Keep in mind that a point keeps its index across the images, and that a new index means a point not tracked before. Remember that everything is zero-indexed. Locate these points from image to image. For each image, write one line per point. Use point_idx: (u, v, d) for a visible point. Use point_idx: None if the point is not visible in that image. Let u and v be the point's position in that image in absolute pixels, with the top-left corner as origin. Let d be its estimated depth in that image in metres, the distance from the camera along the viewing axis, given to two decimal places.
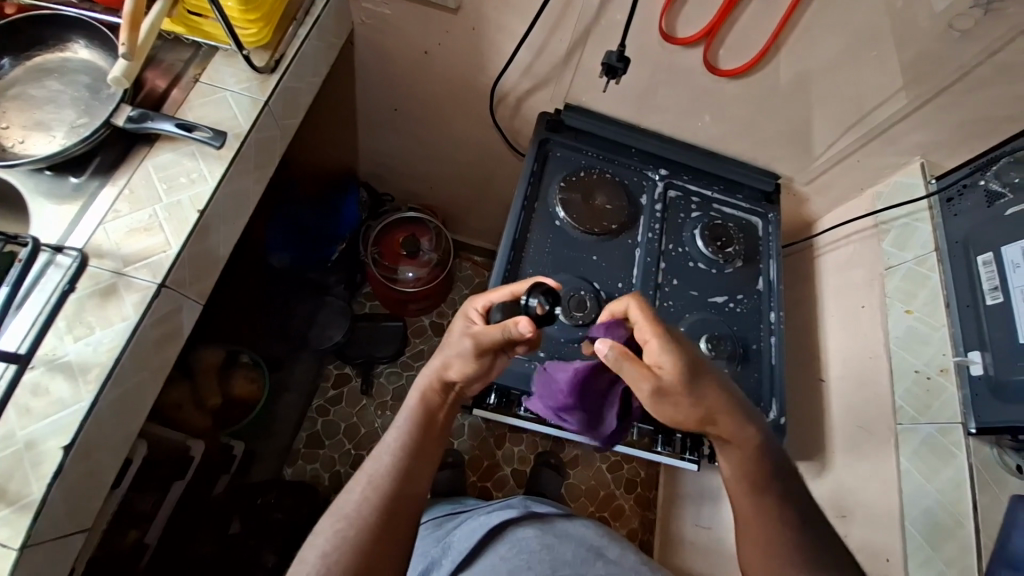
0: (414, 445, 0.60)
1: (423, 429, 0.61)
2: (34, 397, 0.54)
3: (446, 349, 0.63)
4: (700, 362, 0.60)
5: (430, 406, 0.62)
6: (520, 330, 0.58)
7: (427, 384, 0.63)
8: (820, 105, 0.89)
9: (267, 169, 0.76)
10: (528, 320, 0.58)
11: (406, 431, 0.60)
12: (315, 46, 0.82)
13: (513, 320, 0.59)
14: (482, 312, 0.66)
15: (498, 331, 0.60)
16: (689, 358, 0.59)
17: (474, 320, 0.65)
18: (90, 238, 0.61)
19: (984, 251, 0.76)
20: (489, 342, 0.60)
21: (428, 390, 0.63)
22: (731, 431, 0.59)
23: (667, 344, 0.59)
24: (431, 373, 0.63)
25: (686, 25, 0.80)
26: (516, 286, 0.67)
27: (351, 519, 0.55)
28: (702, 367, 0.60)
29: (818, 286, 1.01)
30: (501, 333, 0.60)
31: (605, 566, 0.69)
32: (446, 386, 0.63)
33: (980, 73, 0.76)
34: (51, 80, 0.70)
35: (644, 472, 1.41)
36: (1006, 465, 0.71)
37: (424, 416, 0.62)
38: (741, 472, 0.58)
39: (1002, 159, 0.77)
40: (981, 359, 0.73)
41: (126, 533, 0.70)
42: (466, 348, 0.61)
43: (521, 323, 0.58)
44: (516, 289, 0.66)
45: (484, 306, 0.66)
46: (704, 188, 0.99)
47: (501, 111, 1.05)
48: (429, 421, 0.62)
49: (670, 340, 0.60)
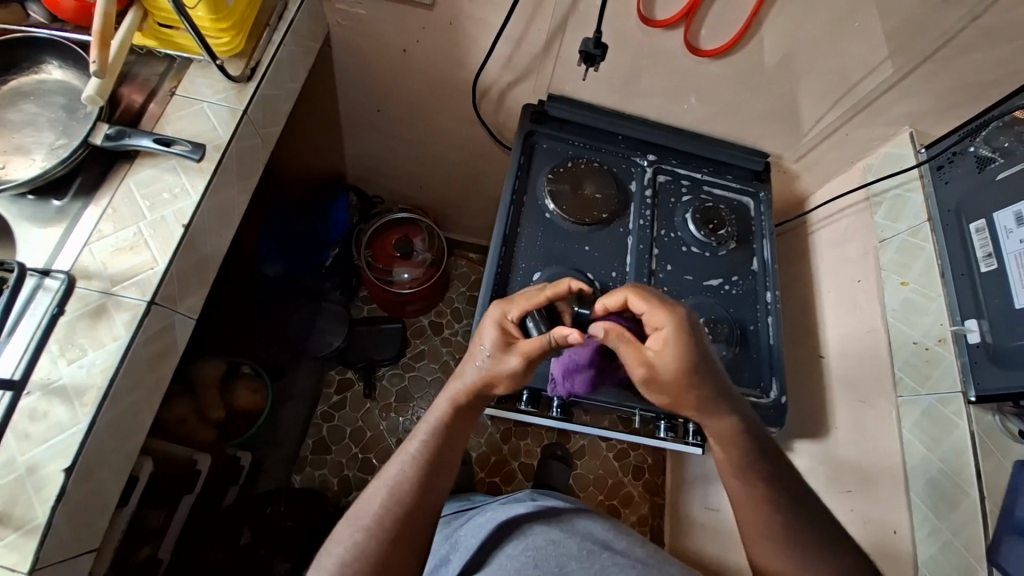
0: (435, 453, 0.60)
1: (448, 439, 0.61)
2: (31, 422, 0.54)
3: (483, 363, 0.62)
4: (703, 364, 0.57)
5: (458, 414, 0.62)
6: (570, 341, 0.57)
7: (457, 395, 0.62)
8: (805, 80, 0.88)
9: (250, 179, 0.75)
10: (577, 334, 0.57)
11: (430, 444, 0.60)
12: (290, 51, 0.81)
13: (560, 332, 0.58)
14: (519, 320, 0.65)
15: (544, 343, 0.60)
16: (694, 358, 0.57)
17: (511, 331, 0.63)
18: (77, 260, 0.60)
19: (976, 218, 0.76)
20: (534, 356, 0.60)
21: (459, 402, 0.62)
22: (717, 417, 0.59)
23: (678, 338, 0.57)
24: (463, 384, 0.62)
25: (664, 7, 0.79)
26: (552, 290, 0.65)
27: (367, 526, 0.55)
28: (703, 370, 0.58)
29: (813, 263, 1.01)
30: (547, 344, 0.60)
31: (611, 557, 0.65)
32: (480, 396, 0.63)
33: (964, 38, 0.75)
34: (27, 103, 0.69)
35: (651, 458, 1.42)
36: (1009, 431, 0.71)
37: (450, 428, 0.61)
38: (737, 451, 0.59)
39: (991, 124, 0.76)
40: (977, 327, 0.73)
41: (139, 549, 0.70)
42: (505, 361, 0.61)
43: (571, 334, 0.57)
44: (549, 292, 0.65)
45: (520, 315, 0.65)
46: (693, 171, 0.98)
47: (485, 106, 1.04)
48: (455, 428, 0.62)
49: (678, 336, 0.57)
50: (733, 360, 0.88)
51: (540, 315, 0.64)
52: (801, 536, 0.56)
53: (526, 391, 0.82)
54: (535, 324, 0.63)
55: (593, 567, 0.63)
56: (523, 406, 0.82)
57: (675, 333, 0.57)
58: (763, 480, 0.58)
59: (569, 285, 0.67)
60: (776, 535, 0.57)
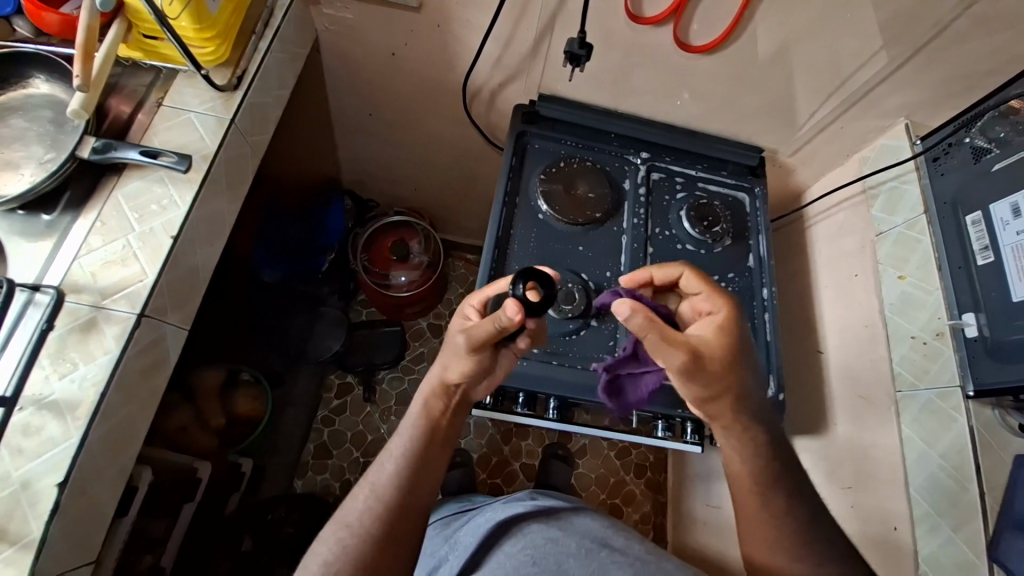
0: (415, 450, 0.59)
1: (430, 435, 0.60)
2: (25, 437, 0.54)
3: (444, 351, 0.63)
4: (746, 350, 0.58)
5: (446, 408, 0.62)
6: (508, 315, 0.53)
7: (429, 387, 0.62)
8: (798, 73, 0.87)
9: (239, 188, 0.75)
10: (516, 304, 0.53)
11: (411, 437, 0.60)
12: (278, 58, 0.80)
13: (501, 309, 0.55)
14: (479, 308, 0.65)
15: (489, 324, 0.57)
16: (738, 347, 0.57)
17: (470, 318, 0.64)
18: (66, 274, 0.61)
19: (973, 210, 0.75)
20: (479, 336, 0.58)
21: (432, 395, 0.62)
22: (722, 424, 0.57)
23: (728, 325, 0.58)
24: (433, 379, 0.62)
25: (652, 4, 0.78)
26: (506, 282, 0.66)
27: (352, 522, 0.55)
28: (746, 356, 0.58)
29: (811, 256, 1.00)
30: (494, 326, 0.57)
31: (609, 556, 0.64)
32: (447, 389, 0.62)
33: (958, 27, 0.73)
34: (15, 118, 0.69)
35: (652, 456, 1.42)
36: (1008, 424, 0.70)
37: (428, 423, 0.61)
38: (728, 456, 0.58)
39: (986, 115, 0.75)
40: (975, 321, 0.73)
41: (141, 558, 0.70)
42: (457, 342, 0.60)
43: (509, 306, 0.54)
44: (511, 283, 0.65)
45: (480, 303, 0.66)
46: (687, 168, 0.97)
47: (476, 107, 1.03)
48: (429, 427, 0.61)
49: (731, 319, 0.59)
50: None
51: None
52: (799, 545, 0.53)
53: (523, 394, 0.82)
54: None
55: (591, 565, 0.61)
56: (519, 409, 0.82)
57: (729, 314, 0.59)
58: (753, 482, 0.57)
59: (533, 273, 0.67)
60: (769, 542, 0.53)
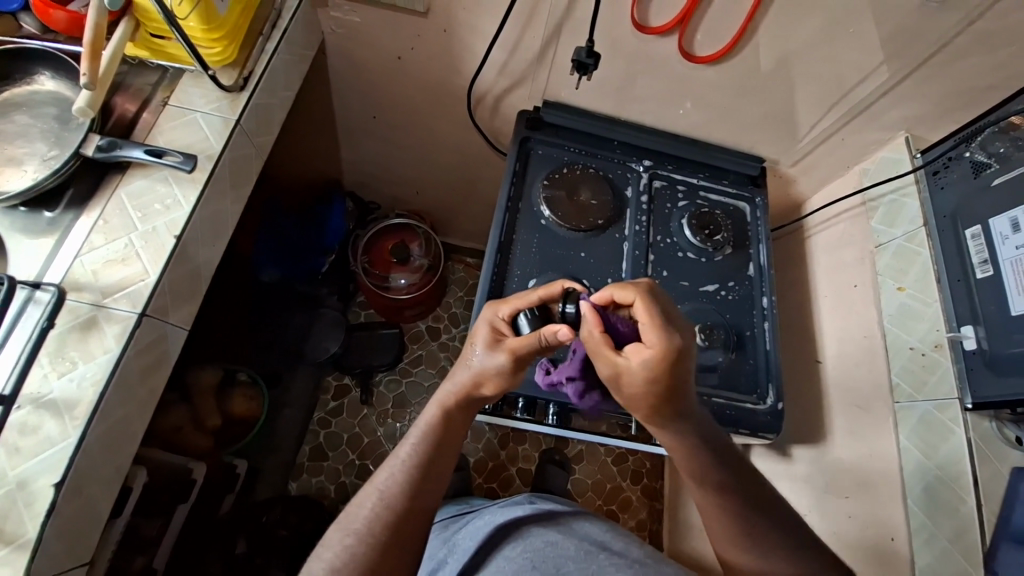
0: (430, 458, 0.59)
1: (441, 439, 0.60)
2: (22, 436, 0.54)
3: (472, 361, 0.62)
4: (679, 390, 0.54)
5: (459, 417, 0.62)
6: (559, 337, 0.57)
7: (448, 396, 0.62)
8: (800, 86, 0.88)
9: (243, 189, 0.75)
10: (568, 330, 0.57)
11: (423, 444, 0.60)
12: (284, 59, 0.81)
13: (550, 329, 0.58)
14: (508, 320, 0.64)
15: (533, 340, 0.58)
16: (665, 384, 0.53)
17: (501, 330, 0.63)
18: (67, 271, 0.60)
19: (972, 224, 0.76)
20: (523, 354, 0.59)
21: (451, 404, 0.62)
22: (689, 438, 0.58)
23: (656, 363, 0.52)
24: (453, 388, 0.62)
25: (658, 13, 0.78)
26: (543, 290, 0.65)
27: (354, 528, 0.55)
28: (679, 393, 0.55)
29: (811, 266, 1.01)
30: (538, 341, 0.58)
31: (608, 558, 0.63)
32: (470, 400, 0.62)
33: (959, 43, 0.74)
34: (19, 114, 0.69)
35: (649, 462, 1.42)
36: (1005, 437, 0.71)
37: (444, 430, 0.61)
38: (719, 468, 0.58)
39: (986, 130, 0.76)
40: (974, 333, 0.73)
41: (133, 559, 0.69)
42: (495, 361, 0.59)
43: (561, 331, 0.57)
44: (542, 292, 0.65)
45: (510, 315, 0.64)
46: (689, 177, 0.98)
47: (480, 112, 1.04)
48: (445, 437, 0.61)
49: (664, 360, 0.52)
50: (729, 365, 0.87)
51: (532, 312, 0.63)
52: (781, 553, 0.54)
53: (522, 399, 0.80)
54: (527, 322, 0.62)
55: (590, 568, 0.61)
56: (519, 413, 0.81)
57: (661, 355, 0.52)
58: (746, 493, 0.57)
59: (562, 287, 0.66)
60: (758, 550, 0.55)
